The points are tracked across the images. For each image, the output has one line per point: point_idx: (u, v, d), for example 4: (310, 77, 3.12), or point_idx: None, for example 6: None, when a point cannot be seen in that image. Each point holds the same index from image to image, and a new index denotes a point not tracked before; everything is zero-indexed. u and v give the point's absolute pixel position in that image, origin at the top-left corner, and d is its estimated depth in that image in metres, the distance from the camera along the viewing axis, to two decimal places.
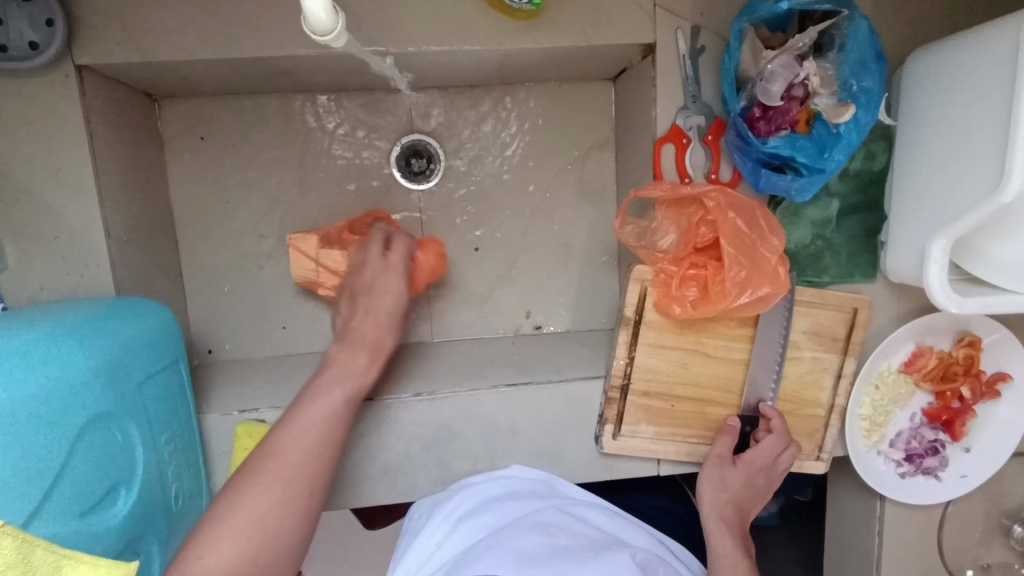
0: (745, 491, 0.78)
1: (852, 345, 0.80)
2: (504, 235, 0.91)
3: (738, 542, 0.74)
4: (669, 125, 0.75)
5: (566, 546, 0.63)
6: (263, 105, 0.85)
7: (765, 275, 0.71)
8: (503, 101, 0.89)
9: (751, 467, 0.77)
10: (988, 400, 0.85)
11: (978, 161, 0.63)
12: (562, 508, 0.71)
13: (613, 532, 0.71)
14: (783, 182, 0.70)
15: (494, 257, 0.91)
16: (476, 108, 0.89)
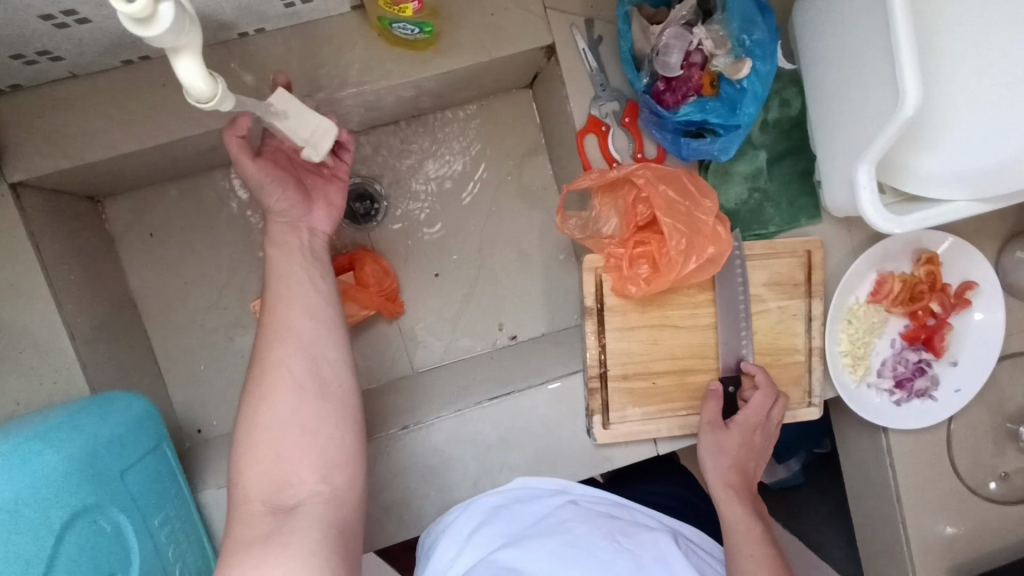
0: (745, 452, 0.79)
1: (814, 286, 0.82)
2: (459, 255, 0.93)
3: (750, 506, 0.76)
4: (586, 117, 0.78)
5: (588, 543, 0.70)
6: (203, 183, 0.89)
7: (706, 240, 0.74)
8: (430, 128, 0.92)
9: (744, 425, 0.78)
10: (959, 311, 0.87)
11: (875, 84, 0.64)
12: (566, 501, 0.77)
13: (621, 513, 0.78)
14: (704, 146, 0.72)
15: (454, 279, 0.93)
16: (405, 140, 0.91)
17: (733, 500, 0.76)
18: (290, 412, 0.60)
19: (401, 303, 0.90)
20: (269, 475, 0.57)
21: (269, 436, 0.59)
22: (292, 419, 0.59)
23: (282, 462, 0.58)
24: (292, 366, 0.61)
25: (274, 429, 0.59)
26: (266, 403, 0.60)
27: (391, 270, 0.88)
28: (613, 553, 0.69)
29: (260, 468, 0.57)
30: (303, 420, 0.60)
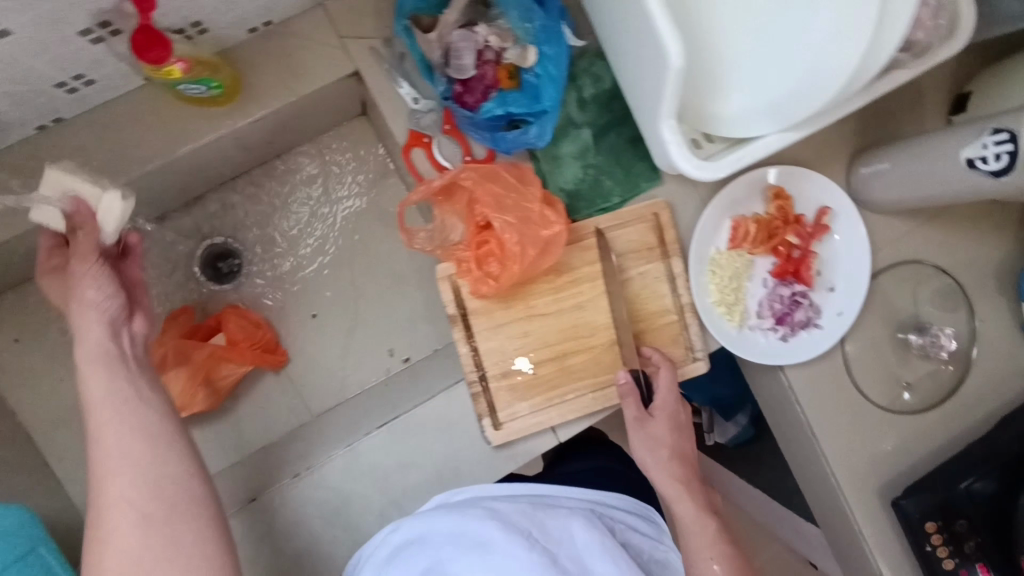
0: (682, 441, 0.80)
1: (669, 246, 0.83)
2: (334, 292, 0.94)
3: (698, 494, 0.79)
4: (406, 133, 0.79)
5: (507, 550, 0.68)
6: None
7: (541, 226, 0.74)
8: (275, 174, 0.91)
9: (669, 415, 0.79)
10: (822, 238, 0.89)
11: (645, 43, 0.65)
12: (482, 505, 0.73)
13: (541, 502, 0.76)
14: (521, 138, 0.74)
15: (334, 317, 0.93)
16: (254, 193, 0.92)
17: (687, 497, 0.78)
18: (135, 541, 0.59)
19: (283, 351, 0.91)
20: None
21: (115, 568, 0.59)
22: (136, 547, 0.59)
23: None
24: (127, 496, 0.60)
25: (123, 537, 0.59)
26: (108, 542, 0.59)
27: (263, 322, 0.89)
28: (532, 556, 0.68)
29: None
30: (153, 546, 0.59)
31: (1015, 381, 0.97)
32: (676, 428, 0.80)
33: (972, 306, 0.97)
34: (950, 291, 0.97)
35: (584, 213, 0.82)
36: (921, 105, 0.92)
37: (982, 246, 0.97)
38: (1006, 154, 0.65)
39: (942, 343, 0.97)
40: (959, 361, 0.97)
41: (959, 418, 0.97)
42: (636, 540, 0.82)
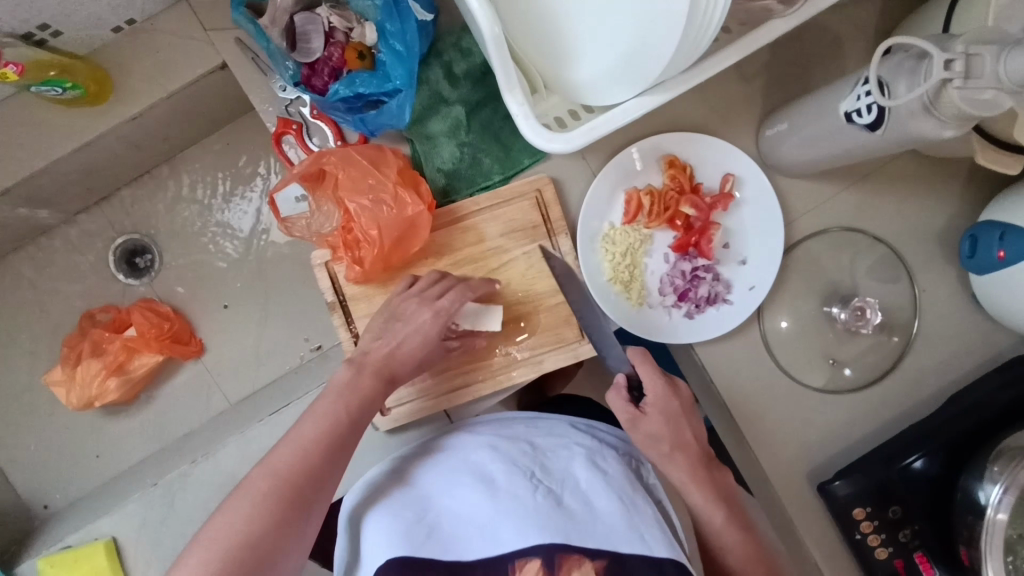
0: (690, 426, 0.74)
1: (553, 223, 0.81)
2: (244, 284, 1.00)
3: (713, 480, 0.73)
4: (276, 120, 0.78)
5: (508, 485, 0.67)
6: None
7: (399, 209, 0.74)
8: (188, 178, 1.00)
9: (664, 406, 0.73)
10: (727, 207, 0.83)
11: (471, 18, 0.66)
12: (482, 439, 0.73)
13: (543, 434, 0.75)
14: (381, 117, 0.73)
15: (247, 308, 1.00)
16: (167, 196, 0.99)
17: (698, 484, 0.72)
18: (258, 502, 0.60)
19: (197, 342, 0.98)
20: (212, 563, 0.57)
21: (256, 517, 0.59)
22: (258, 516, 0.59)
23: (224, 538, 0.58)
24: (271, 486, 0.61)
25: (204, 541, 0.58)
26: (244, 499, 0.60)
27: (172, 314, 0.96)
28: (535, 495, 0.66)
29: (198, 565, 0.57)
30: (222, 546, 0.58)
31: (965, 357, 0.89)
32: (678, 419, 0.73)
33: (914, 276, 0.89)
34: (886, 260, 0.90)
35: (465, 193, 0.80)
36: (840, 57, 0.84)
37: (921, 211, 0.90)
38: (875, 104, 0.60)
39: (867, 317, 0.91)
40: (902, 335, 0.90)
41: (901, 397, 0.90)
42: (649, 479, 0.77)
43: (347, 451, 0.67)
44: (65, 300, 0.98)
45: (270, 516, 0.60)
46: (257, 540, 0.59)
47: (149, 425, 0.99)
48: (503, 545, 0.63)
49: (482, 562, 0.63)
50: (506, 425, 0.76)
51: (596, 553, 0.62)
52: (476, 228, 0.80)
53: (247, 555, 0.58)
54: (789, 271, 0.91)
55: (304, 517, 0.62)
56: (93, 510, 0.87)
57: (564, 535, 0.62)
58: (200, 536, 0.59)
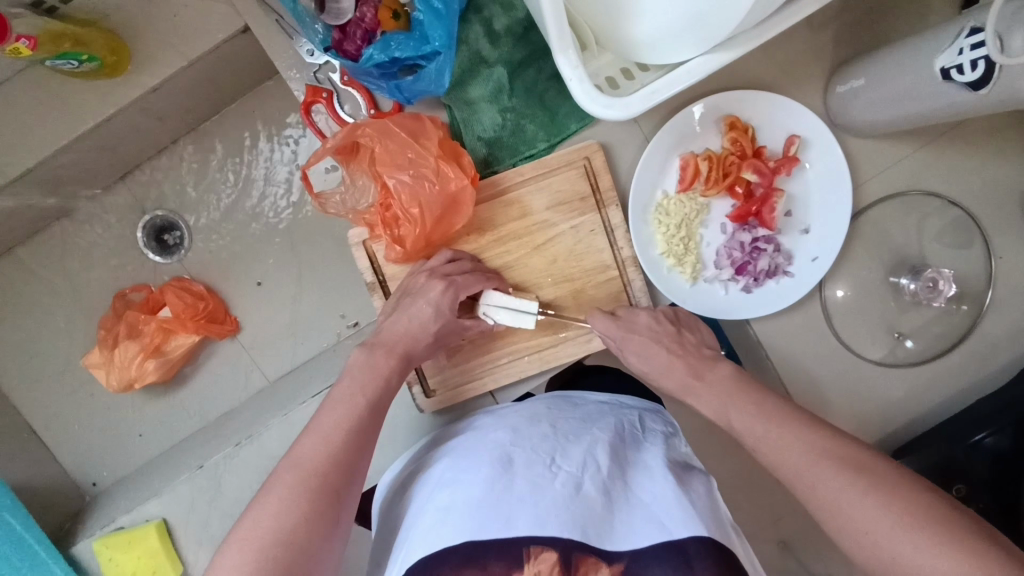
0: (677, 346, 0.71)
1: (603, 194, 0.75)
2: (275, 260, 0.97)
3: (713, 377, 0.67)
4: (305, 88, 0.73)
5: (527, 472, 0.63)
6: (18, 261, 0.95)
7: (441, 184, 0.69)
8: (211, 150, 0.95)
9: (630, 330, 0.71)
10: (792, 172, 0.77)
11: None
12: (501, 427, 0.71)
13: (563, 420, 0.73)
14: (418, 84, 0.68)
15: (279, 284, 0.97)
16: (191, 169, 0.95)
17: (700, 390, 0.67)
18: (290, 494, 0.57)
19: (232, 321, 0.96)
20: (249, 562, 0.53)
21: (289, 511, 0.56)
22: (294, 508, 0.56)
23: (259, 534, 0.54)
24: (300, 476, 0.58)
25: (236, 542, 0.54)
26: (277, 492, 0.57)
27: (205, 293, 0.94)
28: (554, 481, 0.62)
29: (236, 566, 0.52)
30: (257, 544, 0.54)
31: None
32: (648, 347, 0.70)
33: (989, 240, 0.83)
34: (958, 224, 0.83)
35: (507, 163, 0.75)
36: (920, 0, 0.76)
37: (1001, 169, 0.82)
38: (983, 60, 0.53)
39: (939, 290, 0.85)
40: (973, 304, 0.84)
41: (970, 370, 0.85)
42: (680, 450, 0.73)
43: (369, 448, 0.63)
44: (95, 279, 0.96)
45: (306, 506, 0.56)
46: (295, 532, 0.55)
47: (187, 404, 0.98)
48: (520, 526, 0.56)
49: (498, 546, 0.56)
50: (524, 412, 0.74)
51: (614, 556, 0.56)
52: (520, 201, 0.74)
53: (281, 553, 0.54)
54: (852, 238, 0.85)
55: (337, 509, 0.58)
56: (139, 492, 0.87)
57: (582, 530, 0.56)
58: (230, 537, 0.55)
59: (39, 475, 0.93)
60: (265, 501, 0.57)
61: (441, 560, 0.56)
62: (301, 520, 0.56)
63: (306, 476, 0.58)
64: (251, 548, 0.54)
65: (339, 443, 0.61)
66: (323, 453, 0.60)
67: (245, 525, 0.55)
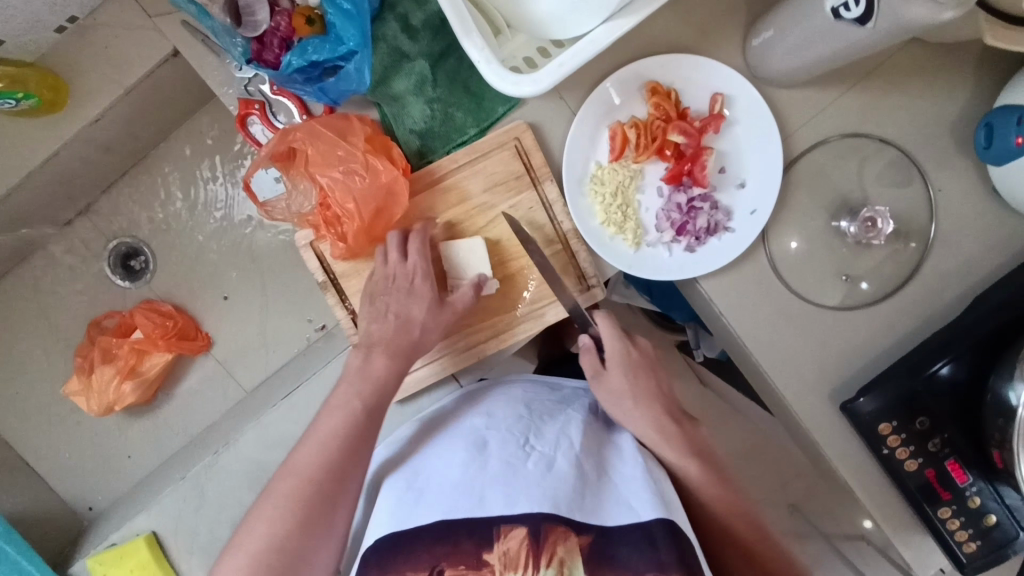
0: (658, 386, 0.74)
1: (536, 171, 0.77)
2: (240, 277, 1.08)
3: (687, 434, 0.72)
4: (238, 101, 0.76)
5: (501, 451, 0.67)
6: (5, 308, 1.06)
7: (373, 177, 0.72)
8: (170, 181, 1.07)
9: (623, 359, 0.74)
10: (719, 129, 0.79)
11: None
12: (478, 409, 0.74)
13: (539, 401, 0.76)
14: (341, 84, 0.70)
15: (246, 298, 1.08)
16: (154, 205, 1.07)
17: (672, 438, 0.71)
18: (286, 504, 0.62)
19: (203, 336, 1.06)
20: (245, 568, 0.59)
21: (285, 522, 0.61)
22: (291, 524, 0.61)
23: (254, 540, 0.61)
24: (298, 491, 0.63)
25: (237, 550, 0.61)
26: (272, 501, 0.63)
27: (173, 312, 1.04)
28: (527, 460, 0.66)
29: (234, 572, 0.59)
30: (256, 553, 0.60)
31: (989, 254, 0.84)
32: (641, 380, 0.74)
33: (926, 175, 0.84)
34: (893, 162, 0.85)
35: (441, 152, 0.77)
36: None
37: (929, 104, 0.83)
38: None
39: (878, 228, 0.86)
40: (919, 240, 0.85)
41: (922, 305, 0.86)
42: None
43: (365, 453, 0.67)
44: (73, 315, 1.07)
45: (300, 517, 0.62)
46: (291, 542, 0.61)
47: (171, 421, 1.08)
48: (491, 507, 0.60)
49: (468, 526, 0.60)
50: (505, 392, 0.77)
51: (581, 516, 0.58)
52: (456, 187, 0.77)
53: (276, 558, 0.60)
54: (792, 188, 0.87)
55: (331, 513, 0.63)
56: (129, 511, 0.91)
57: (553, 502, 0.59)
58: (232, 543, 0.62)
59: (36, 503, 1.00)
60: (264, 510, 0.62)
61: (415, 538, 0.60)
62: (297, 526, 0.61)
63: (306, 487, 0.63)
64: (248, 555, 0.60)
65: (334, 454, 0.65)
66: (315, 462, 0.64)
67: (247, 531, 0.62)
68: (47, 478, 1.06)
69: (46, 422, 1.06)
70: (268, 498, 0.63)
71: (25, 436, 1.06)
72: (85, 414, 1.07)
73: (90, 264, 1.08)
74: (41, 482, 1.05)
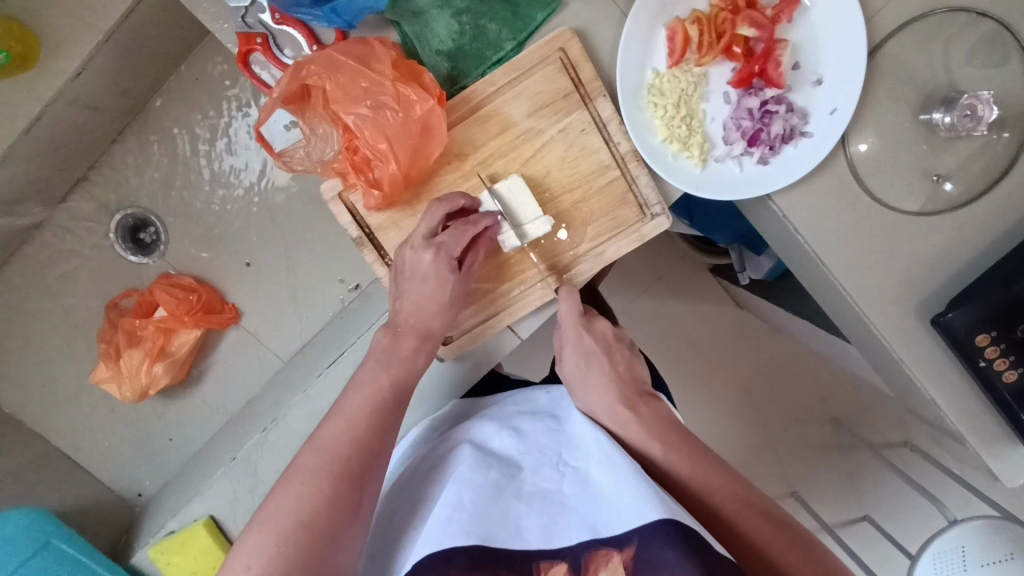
0: (615, 370, 0.68)
1: (587, 87, 0.68)
2: (260, 242, 1.02)
3: (649, 417, 0.65)
4: (237, 37, 0.65)
5: (534, 475, 0.61)
6: (14, 301, 1.00)
7: (404, 110, 0.63)
8: (170, 144, 1.00)
9: (582, 341, 0.69)
10: (793, 17, 0.68)
11: None
12: (505, 422, 0.67)
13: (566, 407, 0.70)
14: (356, 2, 0.61)
15: (270, 262, 1.03)
16: (157, 172, 1.00)
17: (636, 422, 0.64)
18: (316, 478, 0.54)
19: (230, 308, 1.02)
20: (266, 557, 0.50)
21: (312, 500, 0.53)
22: (320, 505, 0.53)
23: (276, 517, 0.52)
24: (328, 465, 0.55)
25: (255, 536, 0.52)
26: (296, 479, 0.54)
27: (195, 285, 0.99)
28: (561, 482, 0.60)
29: (255, 559, 0.50)
30: (280, 536, 0.51)
31: None
32: (608, 362, 0.68)
33: None
34: (985, 39, 0.74)
35: (475, 75, 0.68)
36: None
37: None
38: None
39: (979, 115, 0.74)
40: (1016, 128, 0.75)
41: (1020, 202, 0.76)
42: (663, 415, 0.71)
43: (393, 430, 0.60)
44: (89, 299, 1.01)
45: (334, 495, 0.54)
46: (321, 522, 0.53)
47: (208, 398, 1.04)
48: (528, 538, 0.56)
49: (507, 559, 0.54)
50: (525, 404, 0.71)
51: (624, 540, 0.53)
52: (497, 113, 0.67)
53: (303, 537, 0.52)
54: (871, 81, 0.77)
55: (359, 494, 0.55)
56: (182, 496, 0.87)
57: (590, 528, 0.55)
58: (247, 530, 0.53)
59: (83, 495, 0.98)
60: (287, 487, 0.54)
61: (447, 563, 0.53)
62: (330, 501, 0.53)
63: (337, 460, 0.55)
64: (268, 538, 0.51)
65: (364, 430, 0.57)
66: (344, 436, 0.57)
67: (268, 511, 0.53)
68: (90, 468, 1.03)
69: (79, 411, 1.03)
70: (289, 475, 0.55)
71: (57, 427, 1.02)
72: (117, 400, 1.03)
73: (94, 241, 1.00)
74: (84, 473, 1.02)
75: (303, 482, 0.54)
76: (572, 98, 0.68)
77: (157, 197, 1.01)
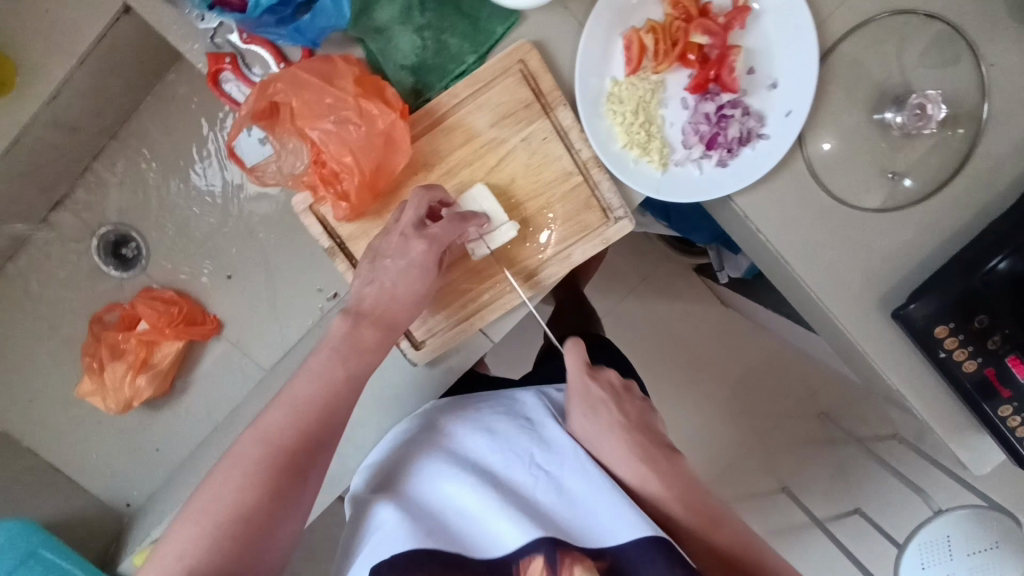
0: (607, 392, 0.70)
1: (547, 96, 0.70)
2: (240, 253, 1.04)
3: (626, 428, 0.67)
4: (205, 58, 0.67)
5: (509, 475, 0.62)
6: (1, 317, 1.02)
7: (369, 124, 0.65)
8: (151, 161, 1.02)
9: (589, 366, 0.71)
10: (745, 24, 0.70)
11: None
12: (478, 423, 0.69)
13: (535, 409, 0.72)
14: (319, 21, 0.64)
15: (250, 273, 1.04)
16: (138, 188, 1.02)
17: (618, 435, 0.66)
18: (258, 470, 0.55)
19: (212, 319, 1.03)
20: (203, 544, 0.52)
21: (252, 492, 0.54)
22: (260, 498, 0.54)
23: (214, 506, 0.53)
24: (271, 458, 0.56)
25: (191, 522, 0.53)
26: (238, 470, 0.55)
27: (176, 298, 1.01)
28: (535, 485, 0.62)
29: (191, 548, 0.51)
30: (217, 525, 0.53)
31: None
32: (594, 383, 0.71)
33: (976, 48, 0.75)
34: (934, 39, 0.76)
35: (439, 88, 0.70)
36: None
37: None
38: None
39: (928, 115, 0.78)
40: (970, 124, 0.76)
41: (976, 196, 0.78)
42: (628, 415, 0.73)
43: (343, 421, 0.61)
44: (74, 314, 1.03)
45: (275, 487, 0.55)
46: (258, 513, 0.54)
47: (193, 408, 1.06)
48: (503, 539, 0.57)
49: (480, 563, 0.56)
50: (495, 405, 0.72)
51: (598, 551, 0.56)
52: (461, 124, 0.69)
53: (239, 527, 0.53)
54: (826, 83, 0.79)
55: (298, 486, 0.57)
56: (166, 505, 0.88)
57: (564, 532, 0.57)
58: (183, 515, 0.53)
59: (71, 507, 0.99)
60: (228, 476, 0.55)
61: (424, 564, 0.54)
62: (269, 493, 0.55)
63: (281, 454, 0.56)
64: (203, 527, 0.52)
65: (309, 423, 0.58)
66: (292, 429, 0.58)
67: (206, 499, 0.54)
68: (79, 480, 1.05)
69: (67, 424, 1.04)
70: (231, 464, 0.56)
71: (46, 442, 1.04)
72: (104, 414, 1.05)
73: (78, 257, 1.02)
74: (73, 485, 1.04)
75: (244, 472, 0.55)
76: (532, 108, 0.70)
77: (138, 212, 1.03)
